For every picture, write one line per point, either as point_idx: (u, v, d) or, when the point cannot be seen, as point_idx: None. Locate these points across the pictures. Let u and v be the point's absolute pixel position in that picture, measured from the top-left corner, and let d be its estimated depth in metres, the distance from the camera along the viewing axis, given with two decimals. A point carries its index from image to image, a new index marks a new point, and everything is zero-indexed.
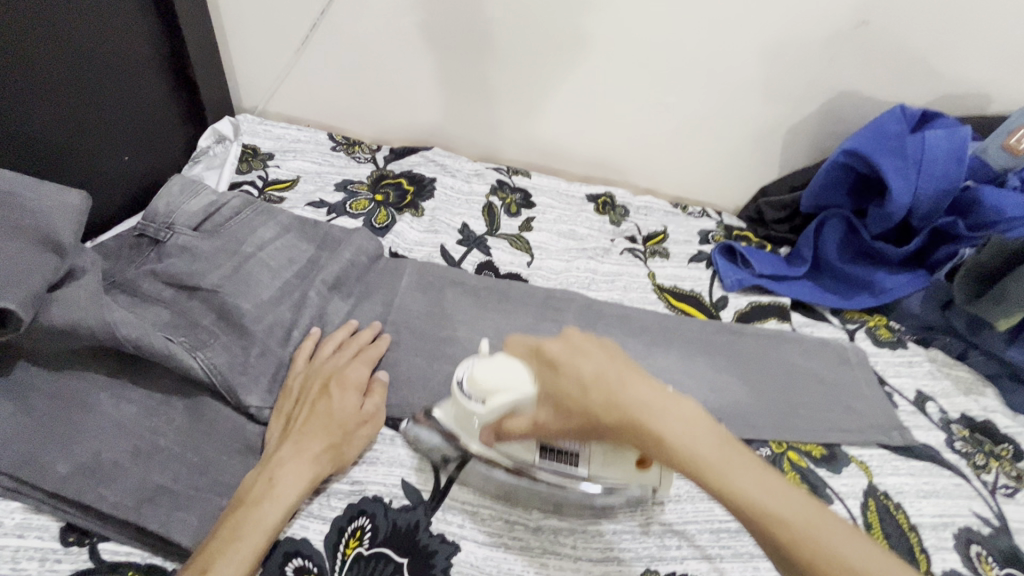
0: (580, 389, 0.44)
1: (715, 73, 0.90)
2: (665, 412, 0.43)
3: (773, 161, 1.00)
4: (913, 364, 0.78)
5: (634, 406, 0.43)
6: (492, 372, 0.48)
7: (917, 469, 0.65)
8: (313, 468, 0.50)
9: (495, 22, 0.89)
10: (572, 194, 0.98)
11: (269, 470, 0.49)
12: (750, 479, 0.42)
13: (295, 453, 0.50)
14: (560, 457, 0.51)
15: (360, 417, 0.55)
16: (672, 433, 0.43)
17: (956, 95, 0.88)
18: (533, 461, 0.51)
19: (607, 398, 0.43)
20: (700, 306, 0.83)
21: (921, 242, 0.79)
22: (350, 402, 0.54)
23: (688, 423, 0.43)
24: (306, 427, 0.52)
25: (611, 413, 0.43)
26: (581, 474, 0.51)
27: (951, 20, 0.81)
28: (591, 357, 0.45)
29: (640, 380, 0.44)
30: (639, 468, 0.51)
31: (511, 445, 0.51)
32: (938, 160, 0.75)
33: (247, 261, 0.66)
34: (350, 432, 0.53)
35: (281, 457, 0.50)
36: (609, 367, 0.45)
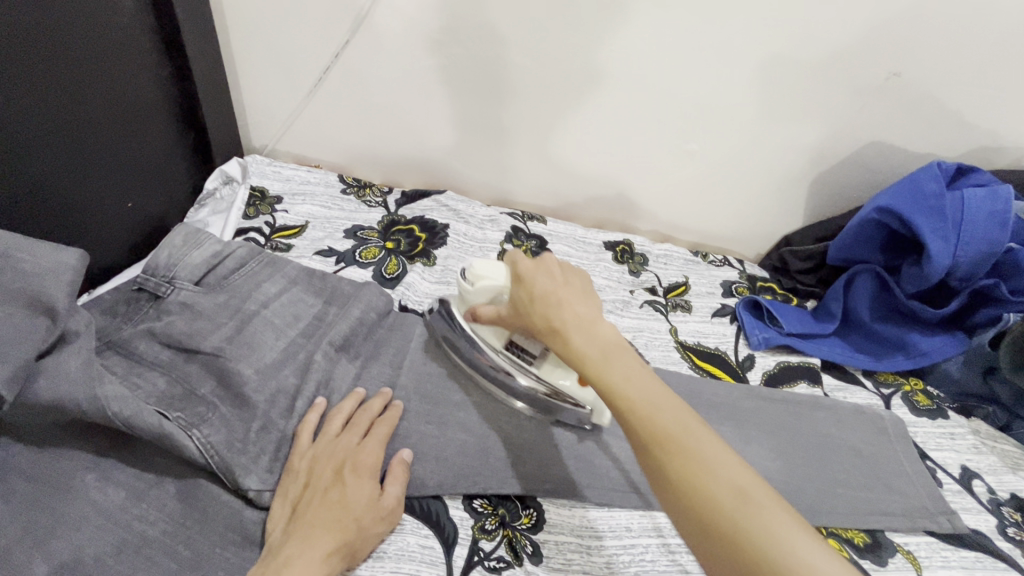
0: (528, 296, 0.50)
1: (739, 120, 0.87)
2: (579, 326, 0.46)
3: (797, 210, 0.96)
4: (955, 436, 0.73)
5: (550, 308, 0.48)
6: (488, 265, 0.60)
7: (968, 562, 0.60)
8: (322, 570, 0.45)
9: (512, 66, 0.87)
10: (589, 240, 0.95)
11: (274, 570, 0.44)
12: (625, 369, 0.43)
13: (305, 551, 0.46)
14: (519, 355, 0.60)
15: (376, 512, 0.50)
16: (573, 336, 0.46)
17: (990, 148, 0.85)
18: (496, 348, 0.61)
19: (542, 303, 0.49)
20: (726, 366, 0.79)
21: (961, 303, 0.75)
22: (364, 492, 0.50)
23: (595, 335, 0.46)
24: (316, 520, 0.48)
25: (534, 309, 0.49)
26: (532, 371, 0.60)
27: (987, 73, 0.78)
28: (551, 276, 0.51)
29: (577, 301, 0.48)
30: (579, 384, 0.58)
31: (484, 330, 0.61)
32: (980, 221, 0.72)
33: (251, 320, 0.62)
34: (364, 527, 0.49)
35: (288, 555, 0.45)
36: (558, 284, 0.50)
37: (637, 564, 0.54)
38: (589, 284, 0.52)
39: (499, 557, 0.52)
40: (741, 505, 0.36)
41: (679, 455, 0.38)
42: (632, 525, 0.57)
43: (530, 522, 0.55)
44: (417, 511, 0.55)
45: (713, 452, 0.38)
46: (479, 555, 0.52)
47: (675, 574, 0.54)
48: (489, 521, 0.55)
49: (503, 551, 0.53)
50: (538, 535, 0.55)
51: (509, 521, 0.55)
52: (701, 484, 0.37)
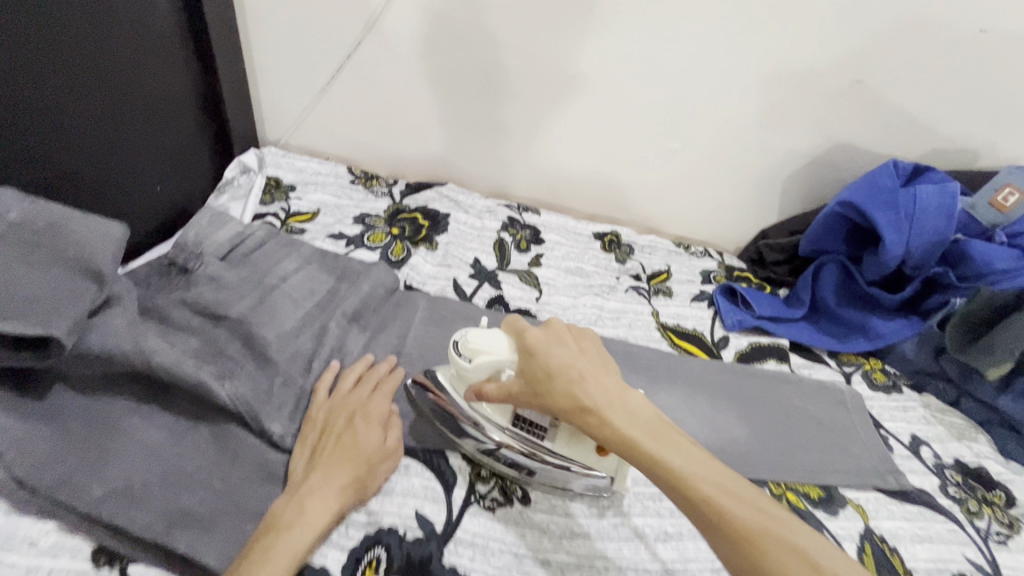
0: (546, 374, 0.53)
1: (719, 121, 0.95)
2: (611, 403, 0.51)
3: (772, 206, 1.04)
4: (908, 409, 0.80)
5: (581, 396, 0.51)
6: (483, 337, 0.57)
7: (911, 514, 0.67)
8: (339, 500, 0.53)
9: (511, 68, 0.94)
10: (579, 231, 1.02)
11: (298, 498, 0.52)
12: (675, 452, 0.48)
13: (324, 482, 0.53)
14: (528, 429, 0.58)
15: (384, 451, 0.57)
16: (610, 413, 0.51)
17: (945, 150, 0.93)
18: (505, 426, 0.59)
19: (565, 382, 0.52)
20: (702, 345, 0.86)
21: (915, 289, 0.82)
22: (373, 436, 0.58)
23: (629, 411, 0.51)
24: (332, 459, 0.55)
25: (556, 398, 0.52)
26: (546, 447, 0.58)
27: (939, 82, 0.86)
28: (565, 348, 0.55)
29: (599, 377, 0.53)
30: (599, 455, 0.58)
31: (488, 408, 0.59)
32: (929, 213, 0.79)
33: (272, 292, 0.69)
34: (374, 465, 0.56)
35: (310, 487, 0.53)
36: (573, 360, 0.54)
37: (616, 506, 0.61)
38: (601, 358, 0.56)
39: (493, 498, 0.59)
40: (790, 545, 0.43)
41: (736, 523, 0.44)
42: None
43: None
44: (420, 456, 0.61)
45: (777, 526, 0.44)
46: (475, 496, 0.59)
47: (649, 517, 0.60)
48: (484, 469, 0.61)
49: (496, 493, 0.60)
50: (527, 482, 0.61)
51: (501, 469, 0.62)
52: (778, 561, 0.42)
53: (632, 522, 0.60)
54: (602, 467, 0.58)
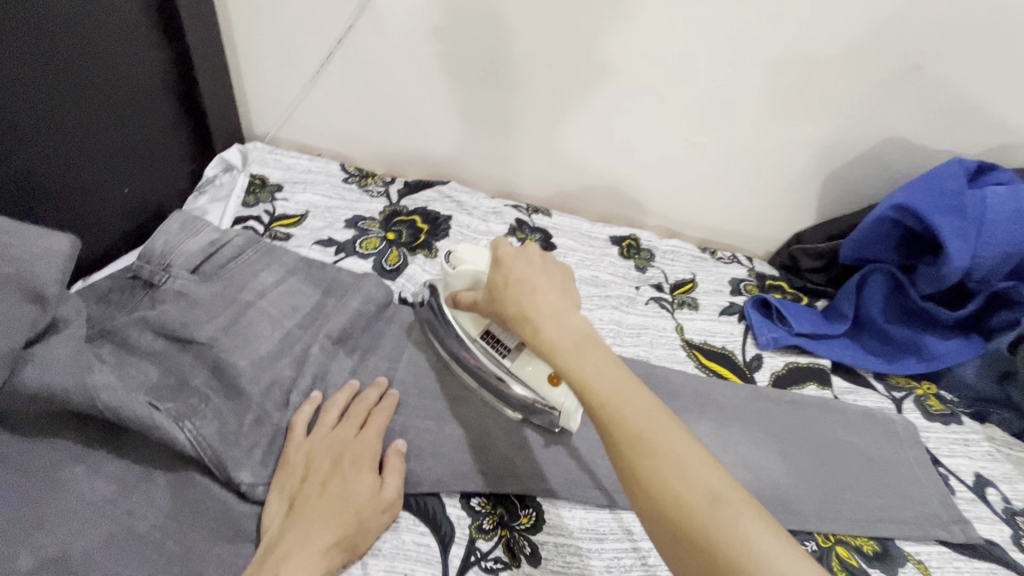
0: (503, 284, 0.50)
1: (752, 112, 0.85)
2: (549, 315, 0.46)
3: (809, 207, 0.94)
4: (969, 443, 0.71)
5: (522, 302, 0.47)
6: (473, 251, 0.58)
7: (981, 573, 0.58)
8: (322, 564, 0.45)
9: (519, 53, 0.84)
10: (594, 235, 0.93)
11: (273, 562, 0.44)
12: (594, 366, 0.42)
13: (304, 542, 0.45)
14: (493, 345, 0.56)
15: (376, 504, 0.49)
16: (544, 325, 0.45)
17: (1012, 146, 0.82)
18: (472, 336, 0.58)
19: (515, 292, 0.48)
20: (733, 366, 0.77)
21: (978, 305, 0.73)
22: (364, 485, 0.49)
23: (564, 326, 0.45)
24: (314, 514, 0.47)
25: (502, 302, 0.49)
26: (505, 364, 0.56)
27: (1010, 68, 0.75)
28: (529, 265, 0.50)
29: (548, 291, 0.48)
30: (552, 384, 0.53)
31: (463, 318, 0.58)
32: (1003, 221, 0.69)
33: (247, 310, 0.61)
34: (364, 521, 0.48)
35: (287, 549, 0.45)
36: (532, 273, 0.49)
37: (640, 567, 0.52)
38: (566, 279, 0.51)
39: (496, 558, 0.51)
40: (687, 479, 0.36)
41: (635, 447, 0.38)
42: (635, 528, 0.55)
43: (529, 522, 0.54)
44: (413, 507, 0.53)
45: (686, 452, 0.38)
46: (477, 555, 0.51)
47: None
48: (487, 521, 0.53)
49: (501, 552, 0.51)
50: (537, 537, 0.53)
51: (507, 521, 0.54)
52: (674, 489, 0.36)
53: None
54: (556, 397, 0.54)
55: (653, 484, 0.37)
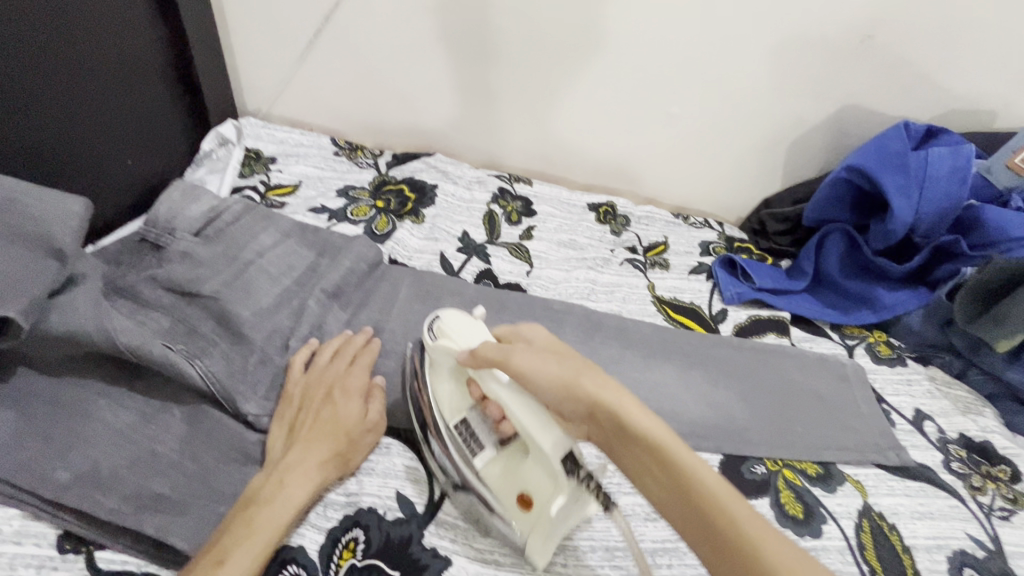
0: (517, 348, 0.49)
1: (719, 83, 0.90)
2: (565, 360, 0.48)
3: (775, 174, 0.99)
4: (912, 383, 0.77)
5: (611, 391, 0.45)
6: (461, 325, 0.56)
7: (912, 490, 0.65)
8: (319, 475, 0.51)
9: (499, 29, 0.89)
10: (574, 202, 0.98)
11: (277, 474, 0.50)
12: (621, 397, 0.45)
13: (302, 457, 0.51)
14: (467, 440, 0.53)
15: (365, 426, 0.56)
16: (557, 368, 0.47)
17: (959, 112, 0.88)
18: (447, 425, 0.54)
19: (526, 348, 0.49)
20: (699, 319, 0.83)
21: (923, 259, 0.78)
22: (353, 410, 0.56)
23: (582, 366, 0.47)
24: (311, 435, 0.53)
25: (574, 393, 0.46)
26: (472, 466, 0.52)
27: (955, 37, 0.81)
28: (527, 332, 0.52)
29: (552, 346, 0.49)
30: (524, 511, 0.50)
31: (444, 397, 0.55)
32: (941, 177, 0.75)
33: (248, 267, 0.66)
34: (355, 439, 0.55)
35: (288, 463, 0.51)
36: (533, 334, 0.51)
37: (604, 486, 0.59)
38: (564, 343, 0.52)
39: None
40: (716, 498, 0.40)
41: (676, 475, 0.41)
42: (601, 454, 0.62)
43: None
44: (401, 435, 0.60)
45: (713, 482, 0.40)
46: None
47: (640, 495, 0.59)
48: None
49: None
50: None
51: None
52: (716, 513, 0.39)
53: (620, 502, 0.58)
54: (523, 523, 0.50)
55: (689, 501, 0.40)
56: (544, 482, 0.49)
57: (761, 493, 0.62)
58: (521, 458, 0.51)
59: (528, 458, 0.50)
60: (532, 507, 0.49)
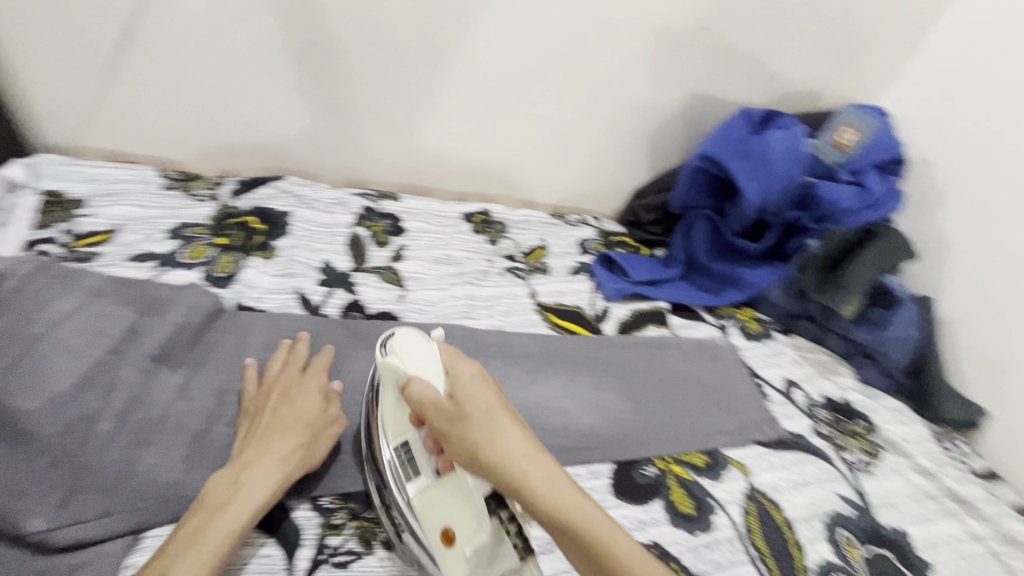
0: (452, 406, 0.43)
1: (575, 81, 0.89)
2: (505, 450, 0.41)
3: (642, 165, 1.02)
4: (780, 354, 0.82)
5: (496, 435, 0.41)
6: (411, 350, 0.48)
7: (789, 461, 0.68)
8: (282, 467, 0.50)
9: (339, 37, 0.81)
10: (446, 214, 0.93)
11: (234, 473, 0.49)
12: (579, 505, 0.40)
13: (261, 453, 0.50)
14: (404, 465, 0.49)
15: (326, 420, 0.55)
16: (513, 461, 0.41)
17: (790, 94, 0.94)
18: (388, 442, 0.51)
19: (473, 422, 0.42)
20: (583, 321, 0.82)
21: (775, 236, 0.84)
22: (313, 402, 0.56)
23: (536, 464, 0.41)
24: (271, 432, 0.52)
25: (501, 469, 0.41)
26: (404, 493, 0.48)
27: (778, 25, 0.86)
28: (486, 403, 0.43)
29: (505, 431, 0.42)
30: (444, 546, 0.46)
31: (390, 414, 0.51)
32: (781, 160, 0.78)
33: (37, 345, 0.52)
34: (317, 431, 0.54)
35: (247, 460, 0.50)
36: (484, 399, 0.43)
37: None
38: (509, 412, 0.43)
39: (348, 550, 0.52)
40: None
41: None
42: None
43: None
44: None
45: None
46: (326, 553, 0.51)
47: None
48: (338, 516, 0.54)
49: (352, 543, 0.52)
50: None
51: (360, 512, 0.55)
52: None
53: None
54: (447, 567, 0.45)
55: None
56: (468, 516, 0.45)
57: (653, 495, 0.62)
58: (450, 492, 0.46)
59: (460, 496, 0.46)
60: (453, 546, 0.45)
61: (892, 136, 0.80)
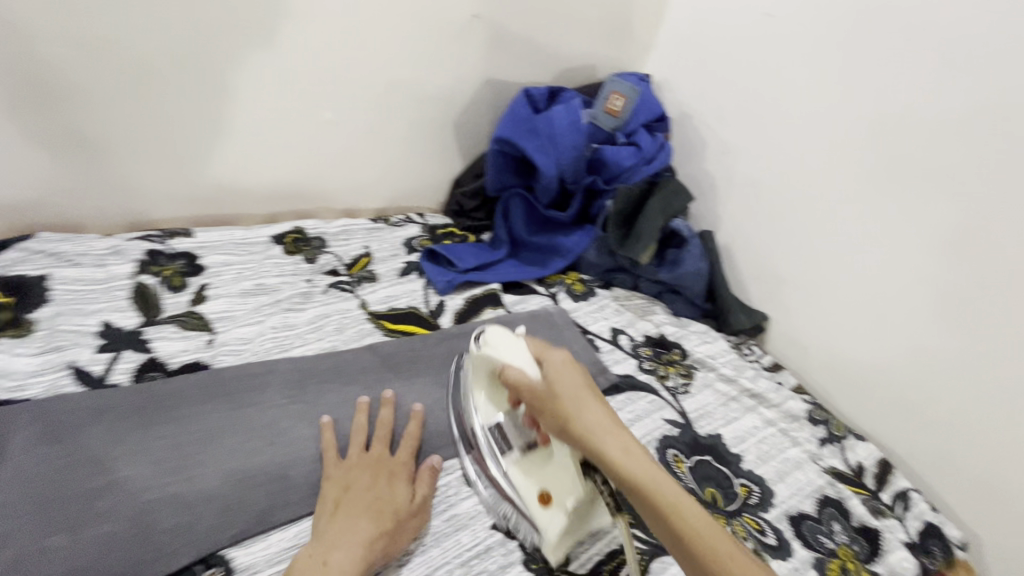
0: (544, 382, 0.56)
1: (364, 80, 0.87)
2: (582, 406, 0.53)
3: (453, 155, 1.03)
4: (604, 307, 0.89)
5: (573, 397, 0.53)
6: (500, 334, 0.62)
7: (622, 402, 0.74)
8: (366, 556, 0.51)
9: (67, 63, 0.67)
10: (254, 240, 0.86)
11: (322, 552, 0.50)
12: (631, 458, 0.49)
13: (348, 533, 0.52)
14: (500, 439, 0.63)
15: (411, 509, 0.57)
16: (585, 418, 0.52)
17: (570, 70, 1.02)
18: (489, 421, 0.64)
19: (556, 391, 0.54)
20: (418, 321, 0.81)
21: (579, 203, 0.90)
22: (404, 492, 0.57)
23: (605, 427, 0.51)
24: (360, 512, 0.54)
25: (577, 426, 0.52)
26: (501, 464, 0.62)
27: (543, 7, 0.92)
28: (572, 380, 0.55)
29: (582, 400, 0.53)
30: (542, 506, 0.59)
31: (483, 399, 0.65)
32: (565, 131, 0.85)
33: None
34: (402, 521, 0.55)
35: (332, 542, 0.51)
36: (570, 374, 0.55)
37: None
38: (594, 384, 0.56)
39: None
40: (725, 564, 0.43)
41: (693, 537, 0.44)
42: None
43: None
44: None
45: (715, 544, 0.44)
46: None
47: None
48: None
49: None
50: None
51: None
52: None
53: None
54: (542, 517, 0.58)
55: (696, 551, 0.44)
56: (565, 480, 0.59)
57: None
58: (544, 459, 0.62)
59: (558, 460, 0.60)
60: (550, 501, 0.58)
61: (652, 98, 0.91)
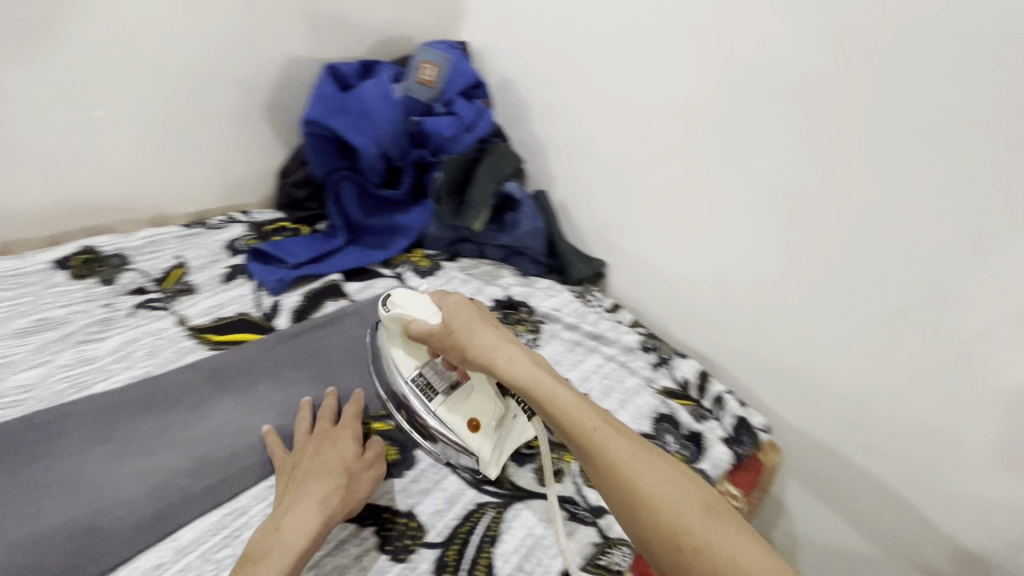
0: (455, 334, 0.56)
1: (136, 68, 0.75)
2: (502, 355, 0.52)
3: (271, 143, 0.94)
4: (451, 280, 0.90)
5: (493, 347, 0.53)
6: (408, 296, 0.62)
7: None
8: (323, 509, 0.52)
9: None
10: (26, 269, 0.72)
11: (275, 520, 0.51)
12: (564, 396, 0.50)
13: (300, 496, 0.52)
14: (424, 389, 0.64)
15: (362, 461, 0.58)
16: (503, 366, 0.52)
17: (383, 41, 0.98)
18: (409, 372, 0.64)
19: (471, 341, 0.54)
20: (250, 327, 0.75)
21: (410, 178, 0.89)
22: (347, 447, 0.58)
23: (528, 370, 0.51)
24: (310, 475, 0.55)
25: (497, 370, 0.52)
26: (430, 408, 0.63)
27: None
28: (489, 333, 0.54)
29: (502, 349, 0.53)
30: (471, 432, 0.62)
31: (399, 351, 0.65)
32: (377, 106, 0.83)
33: None
34: (356, 472, 0.57)
35: (286, 510, 0.51)
36: (481, 325, 0.55)
37: None
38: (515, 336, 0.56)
39: None
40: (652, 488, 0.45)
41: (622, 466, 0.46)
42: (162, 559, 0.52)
43: None
44: None
45: (647, 473, 0.46)
46: None
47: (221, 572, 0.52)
48: None
49: None
50: None
51: None
52: (660, 498, 0.45)
53: None
54: (474, 441, 0.62)
55: (626, 479, 0.46)
56: (488, 406, 0.63)
57: None
58: (465, 396, 0.64)
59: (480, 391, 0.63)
60: (478, 428, 0.62)
61: (465, 65, 0.91)
